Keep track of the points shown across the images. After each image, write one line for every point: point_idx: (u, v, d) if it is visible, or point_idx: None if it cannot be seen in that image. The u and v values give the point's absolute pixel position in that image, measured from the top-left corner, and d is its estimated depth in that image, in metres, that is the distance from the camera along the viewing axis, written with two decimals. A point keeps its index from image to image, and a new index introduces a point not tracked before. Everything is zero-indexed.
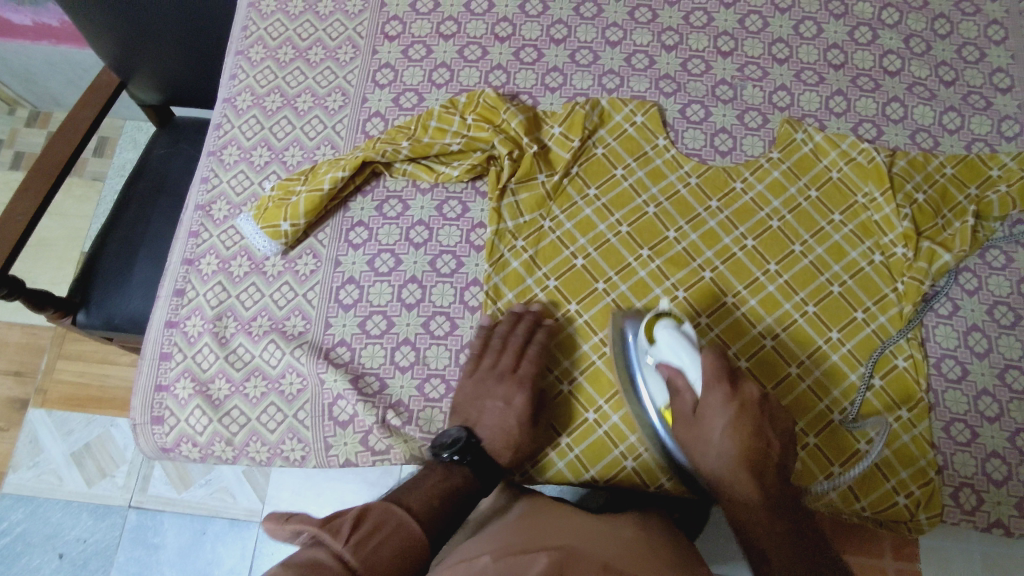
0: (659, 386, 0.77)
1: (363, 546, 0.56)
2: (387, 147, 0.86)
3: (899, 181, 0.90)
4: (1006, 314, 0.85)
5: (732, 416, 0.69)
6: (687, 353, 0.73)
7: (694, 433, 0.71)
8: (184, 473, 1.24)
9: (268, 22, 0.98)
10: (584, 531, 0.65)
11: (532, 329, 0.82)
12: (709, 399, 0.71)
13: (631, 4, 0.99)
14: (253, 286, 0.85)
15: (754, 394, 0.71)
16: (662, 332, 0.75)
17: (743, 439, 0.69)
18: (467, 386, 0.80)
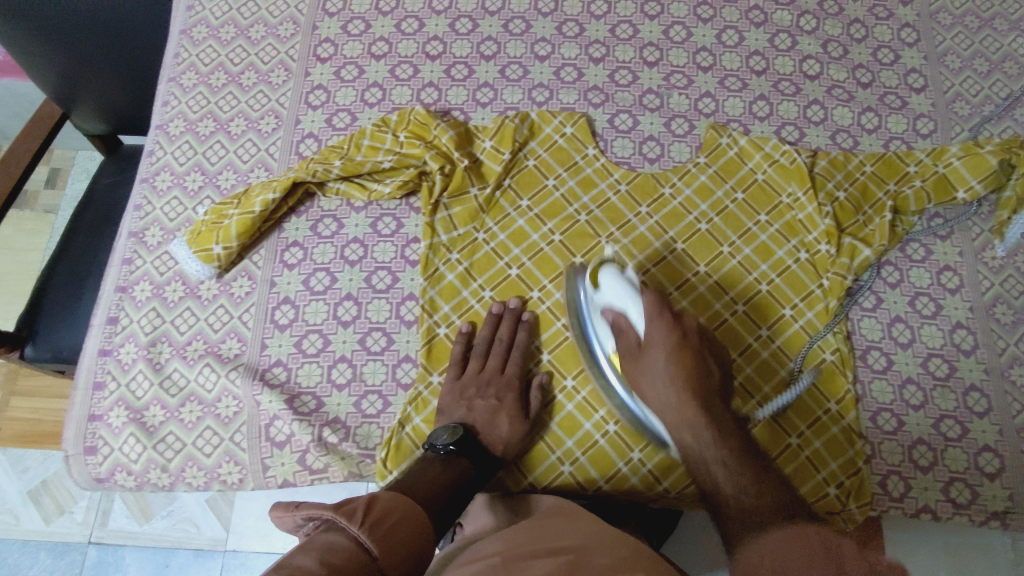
0: (607, 332, 0.79)
1: (379, 527, 0.55)
2: (317, 167, 0.87)
3: (821, 181, 0.93)
4: (927, 305, 0.89)
5: (672, 344, 0.71)
6: (630, 294, 0.75)
7: (641, 368, 0.72)
8: (145, 505, 1.21)
9: (200, 49, 0.98)
10: (598, 538, 0.65)
11: (514, 326, 0.84)
12: (652, 330, 0.72)
13: (559, 19, 1.01)
14: (188, 311, 0.85)
15: (694, 327, 0.73)
16: (605, 277, 0.78)
17: (682, 364, 0.70)
18: (454, 388, 0.80)
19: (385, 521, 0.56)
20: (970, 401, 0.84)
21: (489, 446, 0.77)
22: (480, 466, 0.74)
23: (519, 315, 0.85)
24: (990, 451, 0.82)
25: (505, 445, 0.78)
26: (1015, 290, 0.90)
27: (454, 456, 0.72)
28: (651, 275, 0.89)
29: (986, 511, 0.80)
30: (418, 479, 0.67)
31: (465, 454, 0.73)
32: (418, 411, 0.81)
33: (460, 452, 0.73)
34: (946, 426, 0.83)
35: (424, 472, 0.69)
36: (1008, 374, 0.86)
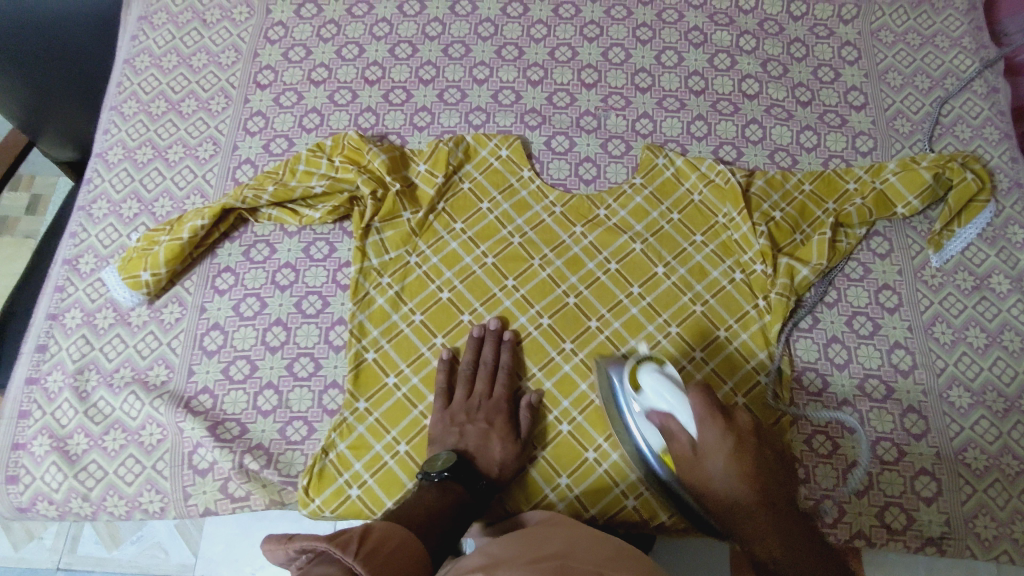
0: (653, 433, 0.74)
1: (374, 558, 0.54)
2: (248, 193, 0.88)
3: (756, 201, 0.92)
4: (865, 324, 0.88)
5: (728, 448, 0.66)
6: (673, 392, 0.71)
7: (695, 476, 0.67)
8: (116, 530, 1.14)
9: (142, 77, 1.00)
10: (578, 542, 0.65)
11: (497, 347, 0.84)
12: (704, 440, 0.67)
13: (499, 43, 1.02)
14: (117, 338, 0.85)
15: (747, 424, 0.68)
16: (647, 377, 0.73)
17: (740, 468, 0.65)
18: (443, 417, 0.80)
19: (380, 552, 0.55)
20: (907, 423, 0.83)
21: (484, 469, 0.77)
22: (477, 489, 0.74)
23: (500, 335, 0.85)
24: (927, 474, 0.81)
25: (500, 466, 0.78)
26: (955, 308, 0.89)
27: (449, 481, 0.73)
28: (584, 297, 0.88)
29: (921, 537, 0.79)
30: (416, 506, 0.68)
31: (459, 479, 0.73)
32: (342, 437, 0.80)
33: (455, 477, 0.73)
34: (883, 449, 0.82)
35: (421, 500, 0.69)
36: (946, 395, 0.85)
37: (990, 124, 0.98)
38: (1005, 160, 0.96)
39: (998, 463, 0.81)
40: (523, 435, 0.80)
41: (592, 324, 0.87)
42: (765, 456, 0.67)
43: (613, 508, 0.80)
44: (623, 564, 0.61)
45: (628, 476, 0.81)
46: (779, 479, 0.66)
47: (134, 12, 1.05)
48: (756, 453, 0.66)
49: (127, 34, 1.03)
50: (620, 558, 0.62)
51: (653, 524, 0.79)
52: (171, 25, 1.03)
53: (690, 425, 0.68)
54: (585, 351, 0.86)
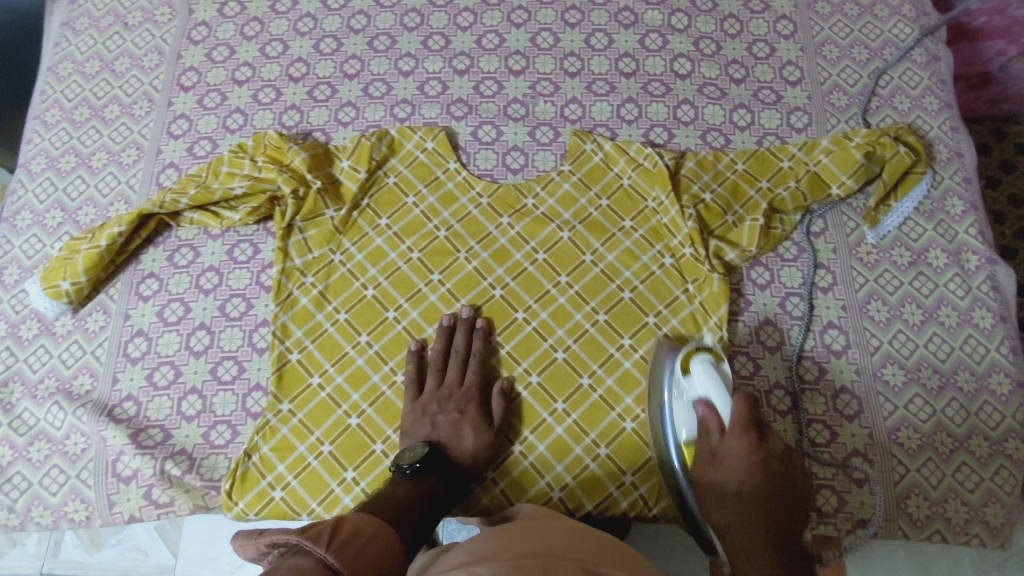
0: (684, 418, 0.75)
1: (347, 550, 0.53)
2: (167, 197, 0.87)
3: (685, 183, 0.90)
4: (798, 305, 0.86)
5: (749, 462, 0.67)
6: (718, 389, 0.72)
7: (708, 477, 0.69)
8: (95, 533, 1.13)
9: (65, 85, 0.99)
10: (561, 537, 0.64)
11: (469, 336, 0.83)
12: (730, 444, 0.68)
13: (425, 33, 1.01)
14: (41, 348, 0.85)
15: (776, 449, 0.68)
16: (698, 365, 0.75)
17: (756, 484, 0.66)
18: (414, 409, 0.79)
19: (352, 544, 0.54)
20: (840, 404, 0.82)
21: (455, 459, 0.76)
22: (448, 481, 0.74)
23: (472, 323, 0.84)
24: (860, 456, 0.79)
25: (473, 456, 0.77)
26: (892, 285, 0.87)
27: (421, 473, 0.72)
28: (511, 288, 0.87)
29: (852, 519, 0.78)
30: (386, 499, 0.67)
31: (431, 470, 0.73)
32: (265, 439, 0.80)
33: (427, 468, 0.72)
34: (815, 432, 0.81)
35: (391, 492, 0.69)
36: (880, 374, 0.83)
37: (930, 94, 0.96)
38: (945, 131, 0.93)
39: (932, 442, 0.79)
40: (496, 421, 0.79)
41: (519, 315, 0.86)
42: (784, 487, 0.67)
43: (536, 502, 0.79)
44: (610, 562, 0.59)
45: (552, 468, 0.80)
46: (790, 514, 0.65)
47: (57, 19, 1.04)
48: (775, 481, 0.67)
49: (51, 42, 1.03)
50: (605, 553, 0.62)
51: (579, 515, 0.79)
52: (94, 30, 1.02)
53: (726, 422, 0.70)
54: (512, 343, 0.84)
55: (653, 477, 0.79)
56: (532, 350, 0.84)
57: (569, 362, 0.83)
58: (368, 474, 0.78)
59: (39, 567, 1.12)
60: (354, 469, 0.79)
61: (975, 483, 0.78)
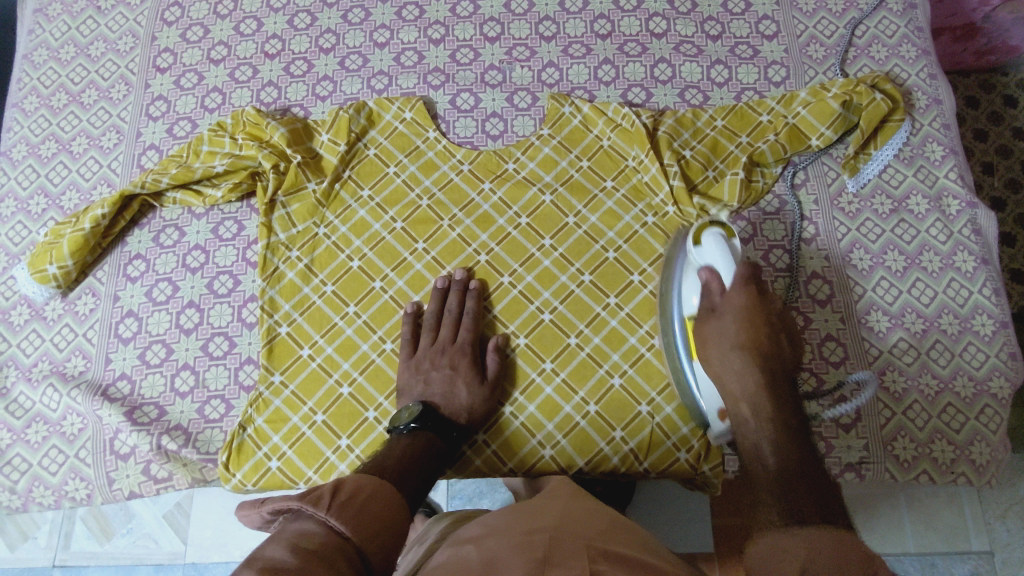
0: (692, 287, 0.75)
1: (348, 509, 0.55)
2: (148, 177, 0.87)
3: (665, 140, 0.90)
4: (782, 257, 0.87)
5: (748, 313, 0.70)
6: (726, 257, 0.72)
7: (709, 332, 0.72)
8: (106, 523, 1.14)
9: (41, 71, 0.99)
10: (572, 512, 0.65)
11: (462, 296, 0.84)
12: (732, 300, 0.71)
13: (399, 4, 1.00)
14: (34, 333, 0.86)
15: (776, 306, 0.72)
16: (708, 238, 0.74)
17: (752, 331, 0.70)
18: (408, 365, 0.81)
19: (353, 503, 0.56)
20: (825, 351, 0.82)
21: (452, 415, 0.78)
22: (448, 438, 0.76)
23: (466, 285, 0.85)
24: (846, 402, 0.80)
25: (469, 411, 0.78)
26: (874, 233, 0.87)
27: (418, 432, 0.74)
28: (495, 253, 0.87)
29: (841, 463, 0.79)
30: (386, 458, 0.69)
31: (428, 428, 0.74)
32: (259, 411, 0.81)
33: (424, 426, 0.74)
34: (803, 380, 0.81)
35: (391, 450, 0.71)
36: (864, 321, 0.83)
37: (907, 41, 0.95)
38: (923, 78, 0.93)
39: (917, 385, 0.80)
40: (490, 377, 0.80)
41: (504, 279, 0.86)
42: (779, 335, 0.71)
43: (529, 461, 0.80)
44: (618, 537, 0.60)
45: (543, 427, 0.81)
46: (785, 361, 0.70)
47: (29, 5, 1.04)
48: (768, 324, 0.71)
49: (25, 30, 1.03)
50: (614, 529, 0.62)
51: (571, 472, 0.80)
52: (66, 15, 1.02)
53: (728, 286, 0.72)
54: (499, 305, 0.85)
55: (642, 432, 0.80)
56: (518, 313, 0.85)
57: (556, 322, 0.84)
58: (362, 440, 0.80)
59: (51, 558, 1.14)
60: (349, 436, 0.80)
61: (961, 423, 0.79)
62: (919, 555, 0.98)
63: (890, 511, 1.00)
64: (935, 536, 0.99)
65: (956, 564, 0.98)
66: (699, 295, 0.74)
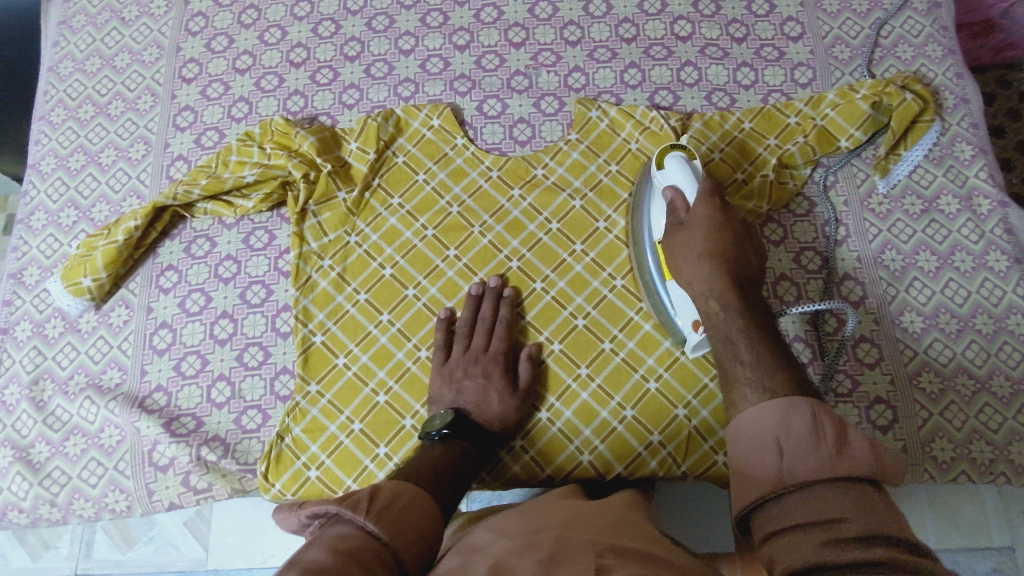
0: (659, 211, 0.79)
1: (386, 515, 0.56)
2: (179, 189, 0.88)
3: (694, 144, 0.90)
4: (813, 259, 0.87)
5: (715, 223, 0.71)
6: (689, 175, 0.75)
7: (677, 244, 0.73)
8: (128, 531, 1.15)
9: (67, 84, 0.99)
10: (578, 512, 0.66)
11: (496, 304, 0.84)
12: (698, 210, 0.72)
13: (422, 11, 1.00)
14: (68, 346, 0.86)
15: (740, 219, 0.73)
16: (670, 158, 0.77)
17: (719, 239, 0.71)
18: (442, 373, 0.81)
19: (390, 509, 0.57)
20: (860, 353, 0.83)
21: (485, 423, 0.78)
22: (480, 444, 0.76)
23: (500, 292, 0.85)
24: (883, 403, 0.81)
25: (501, 420, 0.79)
26: (905, 234, 0.87)
27: (451, 438, 0.74)
28: (527, 259, 0.87)
29: None
30: (421, 463, 0.70)
31: (460, 435, 0.75)
32: (296, 421, 0.81)
33: (456, 433, 0.75)
34: (838, 382, 0.82)
35: (425, 457, 0.71)
36: (898, 322, 0.84)
37: (933, 41, 0.95)
38: (949, 77, 0.93)
39: (953, 385, 0.81)
40: (523, 386, 0.80)
41: (537, 285, 0.87)
42: (747, 254, 0.72)
43: (567, 466, 0.80)
44: (624, 534, 0.61)
45: (581, 433, 0.81)
46: (751, 270, 0.71)
47: (54, 18, 1.04)
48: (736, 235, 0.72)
49: (49, 42, 1.03)
50: (623, 526, 0.63)
51: (609, 477, 0.80)
52: (91, 27, 1.02)
53: (692, 201, 0.74)
54: (531, 312, 0.85)
55: (680, 437, 0.80)
56: (551, 319, 0.85)
57: (589, 327, 0.84)
58: (399, 449, 0.80)
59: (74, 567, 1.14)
60: (386, 444, 0.80)
61: (999, 423, 0.79)
62: (940, 552, 0.99)
63: (911, 510, 1.01)
64: (956, 533, 0.99)
65: (979, 560, 0.99)
66: (666, 215, 0.77)
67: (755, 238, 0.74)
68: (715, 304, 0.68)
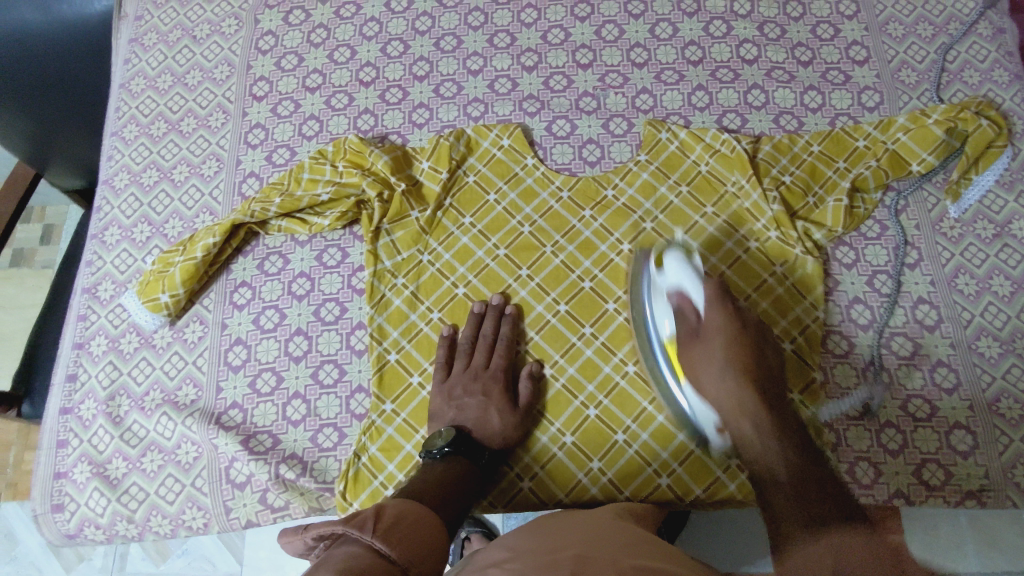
0: (664, 310, 0.79)
1: (392, 533, 0.54)
2: (255, 207, 0.88)
3: (765, 167, 0.91)
4: (885, 283, 0.87)
5: (730, 332, 0.73)
6: (691, 275, 0.77)
7: (697, 355, 0.74)
8: (162, 545, 1.20)
9: (139, 101, 1.01)
10: (591, 532, 0.64)
11: (497, 322, 0.84)
12: (710, 319, 0.74)
13: (490, 32, 1.01)
14: (144, 361, 0.86)
15: (751, 320, 0.75)
16: (670, 261, 0.79)
17: (740, 350, 0.72)
18: (442, 391, 0.81)
19: (397, 527, 0.55)
20: (937, 377, 0.82)
21: (484, 441, 0.78)
22: (480, 463, 0.76)
23: (501, 310, 0.85)
24: (962, 428, 0.80)
25: (502, 437, 0.78)
26: (978, 258, 0.87)
27: (452, 456, 0.74)
28: (599, 281, 0.88)
29: (961, 491, 0.78)
30: (422, 480, 0.69)
31: (461, 452, 0.75)
32: (372, 440, 0.81)
33: (457, 451, 0.74)
34: (914, 407, 0.81)
35: (427, 474, 0.71)
36: (975, 347, 0.83)
37: (999, 66, 0.96)
38: (1018, 102, 0.94)
39: None
40: (522, 404, 0.80)
41: (609, 306, 0.87)
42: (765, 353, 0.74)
43: (645, 489, 0.80)
44: (641, 551, 0.59)
45: (658, 455, 0.80)
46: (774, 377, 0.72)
47: (124, 36, 1.06)
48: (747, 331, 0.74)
49: (120, 59, 1.04)
50: (638, 544, 0.62)
51: (688, 500, 0.79)
52: (162, 45, 1.04)
53: (701, 304, 0.75)
54: (605, 334, 0.85)
55: None
56: (626, 340, 0.85)
57: None
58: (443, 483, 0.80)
59: None
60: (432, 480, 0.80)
61: None
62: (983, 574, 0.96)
63: (950, 530, 0.99)
64: (1000, 556, 0.97)
65: None
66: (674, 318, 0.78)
67: (767, 332, 0.76)
68: (749, 428, 0.69)
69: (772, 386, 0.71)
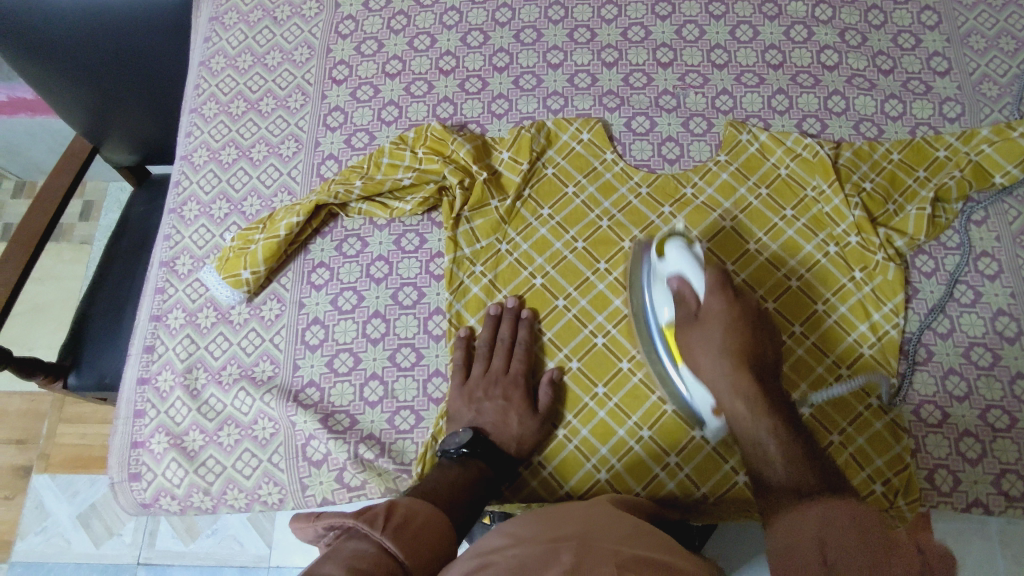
0: (664, 299, 0.77)
1: (403, 533, 0.52)
2: (338, 188, 0.88)
3: (846, 172, 0.91)
4: (965, 292, 0.87)
5: (729, 317, 0.71)
6: (693, 265, 0.74)
7: (694, 339, 0.72)
8: (191, 524, 1.20)
9: (219, 79, 1.02)
10: (591, 519, 0.60)
11: (514, 326, 0.84)
12: (711, 306, 0.72)
13: (570, 26, 1.02)
14: (221, 336, 0.87)
15: (750, 304, 0.73)
16: (671, 247, 0.77)
17: (737, 333, 0.70)
18: (461, 393, 0.80)
19: (408, 527, 0.54)
20: (1017, 389, 0.82)
21: (502, 445, 0.78)
22: (497, 465, 0.76)
23: (518, 313, 0.85)
24: None
25: (519, 442, 0.78)
26: None
27: (469, 458, 0.74)
28: None
29: None
30: (438, 482, 0.69)
31: (479, 455, 0.74)
32: None
33: (475, 453, 0.74)
34: (994, 417, 0.81)
35: (443, 476, 0.70)
36: None
37: None
38: None
39: None
40: (542, 408, 0.80)
41: None
42: (761, 338, 0.72)
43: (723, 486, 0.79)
44: (642, 542, 0.54)
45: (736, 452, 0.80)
46: (768, 353, 0.71)
47: (206, 13, 1.08)
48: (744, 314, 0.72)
49: (201, 39, 1.07)
50: (643, 535, 0.57)
51: None
52: (243, 24, 1.06)
53: (702, 292, 0.73)
54: None
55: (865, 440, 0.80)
56: None
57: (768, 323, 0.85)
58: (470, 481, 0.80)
59: (136, 555, 1.20)
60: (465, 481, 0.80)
61: None
62: None
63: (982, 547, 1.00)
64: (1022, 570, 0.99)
65: None
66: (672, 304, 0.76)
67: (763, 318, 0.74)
68: (741, 405, 0.67)
69: (771, 381, 0.69)
